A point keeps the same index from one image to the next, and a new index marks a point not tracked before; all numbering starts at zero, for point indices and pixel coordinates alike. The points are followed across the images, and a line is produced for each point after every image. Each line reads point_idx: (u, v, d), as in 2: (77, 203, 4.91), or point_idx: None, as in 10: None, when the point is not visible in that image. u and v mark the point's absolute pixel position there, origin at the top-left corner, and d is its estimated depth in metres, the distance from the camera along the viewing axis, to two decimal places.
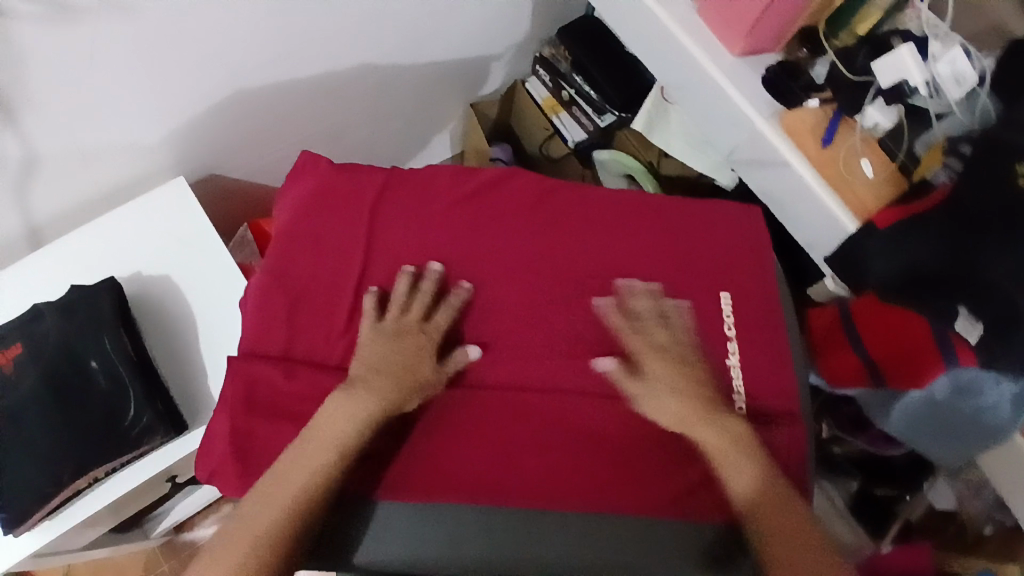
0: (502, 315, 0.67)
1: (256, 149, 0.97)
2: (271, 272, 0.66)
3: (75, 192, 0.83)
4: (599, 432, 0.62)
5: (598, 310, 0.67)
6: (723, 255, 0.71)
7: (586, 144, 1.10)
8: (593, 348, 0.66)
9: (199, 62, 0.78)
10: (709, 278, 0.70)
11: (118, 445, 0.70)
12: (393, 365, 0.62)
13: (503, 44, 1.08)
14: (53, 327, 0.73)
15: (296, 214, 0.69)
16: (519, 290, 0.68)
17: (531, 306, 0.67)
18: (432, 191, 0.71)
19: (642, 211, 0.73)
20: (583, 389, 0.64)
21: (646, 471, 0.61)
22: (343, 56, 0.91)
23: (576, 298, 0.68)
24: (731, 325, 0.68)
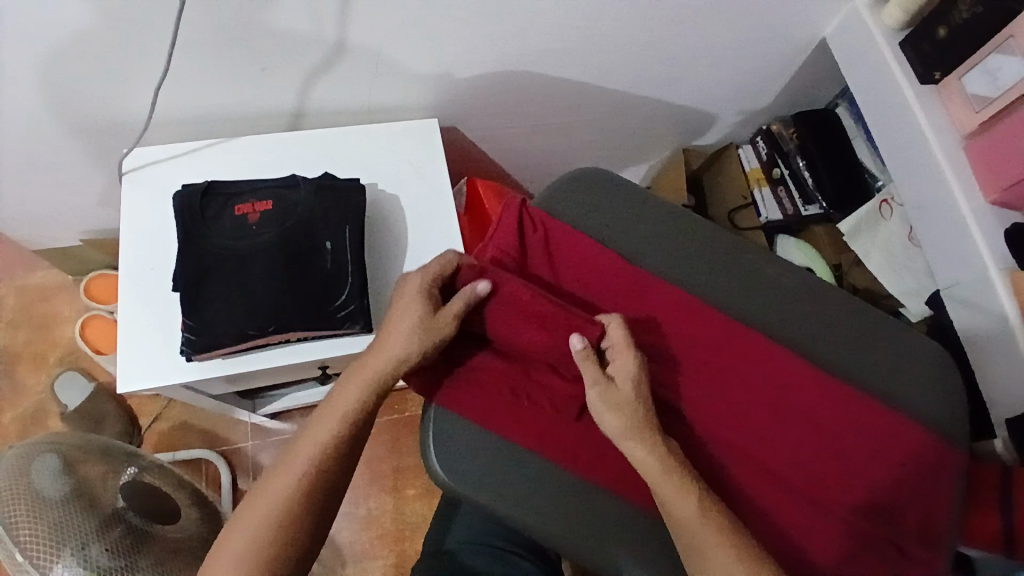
0: (698, 362, 0.72)
1: (498, 118, 1.02)
2: (496, 254, 0.73)
3: (347, 98, 0.92)
4: (752, 496, 0.68)
5: (790, 387, 0.71)
6: (915, 381, 0.74)
7: (775, 226, 1.12)
8: (772, 423, 0.70)
9: (496, 30, 0.84)
10: (893, 393, 0.74)
11: (323, 320, 0.78)
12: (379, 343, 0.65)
13: (736, 108, 1.12)
14: (303, 199, 0.81)
15: (506, 246, 0.73)
16: (719, 346, 0.72)
17: (724, 366, 0.72)
18: (665, 230, 0.78)
19: (853, 312, 0.76)
20: (748, 452, 0.69)
21: (787, 549, 0.66)
22: (613, 70, 0.97)
23: (771, 373, 0.71)
24: (909, 448, 0.70)
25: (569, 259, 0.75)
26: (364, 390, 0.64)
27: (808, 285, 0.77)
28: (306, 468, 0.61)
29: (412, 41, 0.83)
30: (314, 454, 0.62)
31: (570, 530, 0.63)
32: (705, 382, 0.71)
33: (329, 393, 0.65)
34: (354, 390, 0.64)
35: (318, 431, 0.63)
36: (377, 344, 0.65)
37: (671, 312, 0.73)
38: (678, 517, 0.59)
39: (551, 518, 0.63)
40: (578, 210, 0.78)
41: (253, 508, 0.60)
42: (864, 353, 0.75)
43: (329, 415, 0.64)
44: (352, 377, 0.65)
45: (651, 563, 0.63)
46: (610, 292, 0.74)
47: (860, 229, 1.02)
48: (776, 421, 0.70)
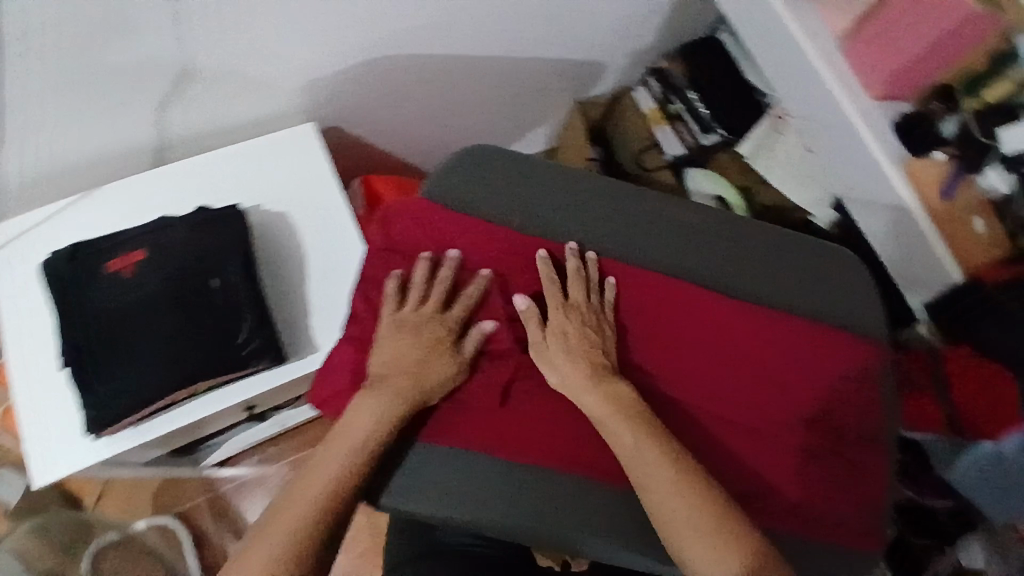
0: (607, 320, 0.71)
1: (380, 110, 0.97)
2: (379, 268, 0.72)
3: (210, 120, 0.85)
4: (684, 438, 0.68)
5: (703, 322, 0.71)
6: (826, 291, 0.75)
7: (682, 161, 1.10)
8: (691, 362, 0.71)
9: (352, 19, 0.79)
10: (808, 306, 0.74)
11: (227, 363, 0.73)
12: (428, 362, 0.67)
13: (623, 50, 1.09)
14: (180, 240, 0.75)
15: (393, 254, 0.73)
16: (624, 297, 0.72)
17: (633, 316, 0.72)
18: (561, 191, 0.76)
19: (754, 234, 0.76)
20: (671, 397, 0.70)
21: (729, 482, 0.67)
22: (487, 38, 0.92)
23: (683, 311, 0.71)
24: (826, 358, 0.71)
25: (453, 237, 0.72)
26: (350, 450, 0.63)
27: (711, 218, 0.77)
28: (301, 528, 0.59)
29: (265, 48, 0.77)
30: (302, 521, 0.59)
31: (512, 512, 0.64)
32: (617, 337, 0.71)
33: (319, 449, 0.64)
34: (370, 421, 0.64)
35: (296, 507, 0.60)
36: (406, 383, 0.66)
37: (572, 276, 0.72)
38: (665, 488, 0.60)
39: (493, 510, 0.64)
40: (461, 192, 0.75)
41: (262, 545, 0.58)
42: (772, 271, 0.75)
43: (346, 449, 0.63)
44: (375, 400, 0.64)
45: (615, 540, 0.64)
46: (504, 261, 0.72)
47: (760, 148, 1.03)
48: (696, 358, 0.71)
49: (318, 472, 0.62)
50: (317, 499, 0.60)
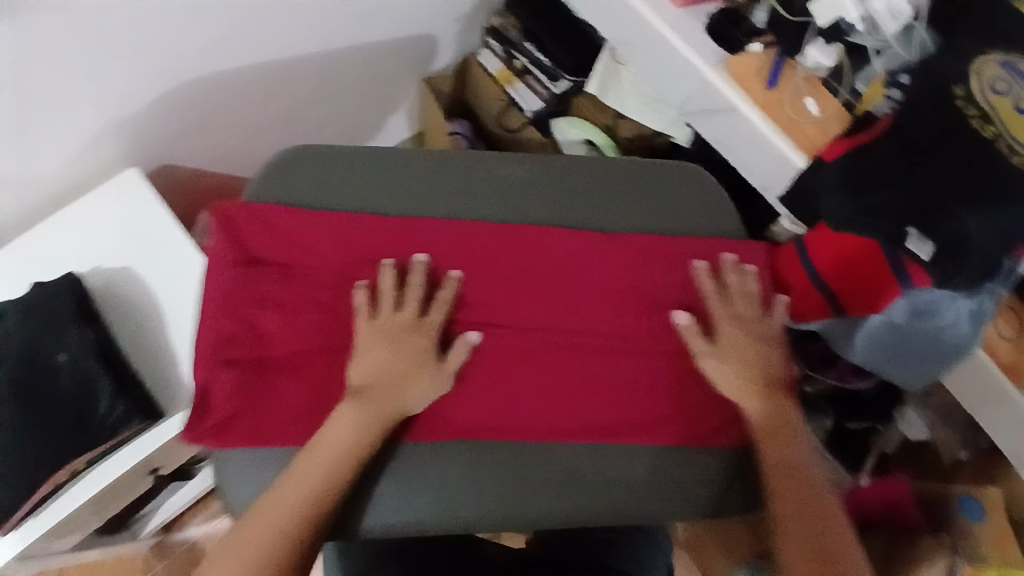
0: (479, 285, 0.70)
1: (207, 136, 0.93)
2: (226, 291, 0.67)
3: (23, 195, 0.81)
4: (585, 378, 0.69)
5: (577, 261, 0.71)
6: (685, 205, 0.75)
7: (543, 114, 1.10)
8: (572, 304, 0.70)
9: (131, 57, 0.74)
10: (675, 224, 0.74)
11: (95, 435, 0.71)
12: (410, 373, 0.66)
13: (449, 16, 1.06)
14: (15, 325, 0.72)
15: (233, 273, 0.67)
16: (489, 257, 0.71)
17: (505, 273, 0.70)
18: (390, 175, 0.73)
19: (604, 165, 0.76)
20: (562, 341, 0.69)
21: (642, 403, 0.68)
22: (292, 38, 0.89)
23: (552, 258, 0.71)
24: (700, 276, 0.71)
25: (298, 236, 0.69)
26: (328, 469, 0.61)
27: (547, 164, 0.75)
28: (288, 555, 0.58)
29: (48, 109, 0.73)
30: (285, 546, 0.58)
31: (417, 496, 0.66)
32: (485, 299, 0.70)
33: (289, 473, 0.61)
34: (352, 437, 0.63)
35: (268, 534, 0.58)
36: (384, 401, 0.64)
37: (432, 251, 0.70)
38: (761, 425, 0.67)
39: (408, 498, 0.66)
40: (291, 195, 0.71)
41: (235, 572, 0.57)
42: (631, 194, 0.74)
43: (326, 469, 0.61)
44: (349, 419, 0.63)
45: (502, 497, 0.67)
46: (356, 248, 0.69)
47: (607, 83, 1.00)
48: (576, 298, 0.70)
49: (300, 494, 0.60)
50: (296, 524, 0.59)
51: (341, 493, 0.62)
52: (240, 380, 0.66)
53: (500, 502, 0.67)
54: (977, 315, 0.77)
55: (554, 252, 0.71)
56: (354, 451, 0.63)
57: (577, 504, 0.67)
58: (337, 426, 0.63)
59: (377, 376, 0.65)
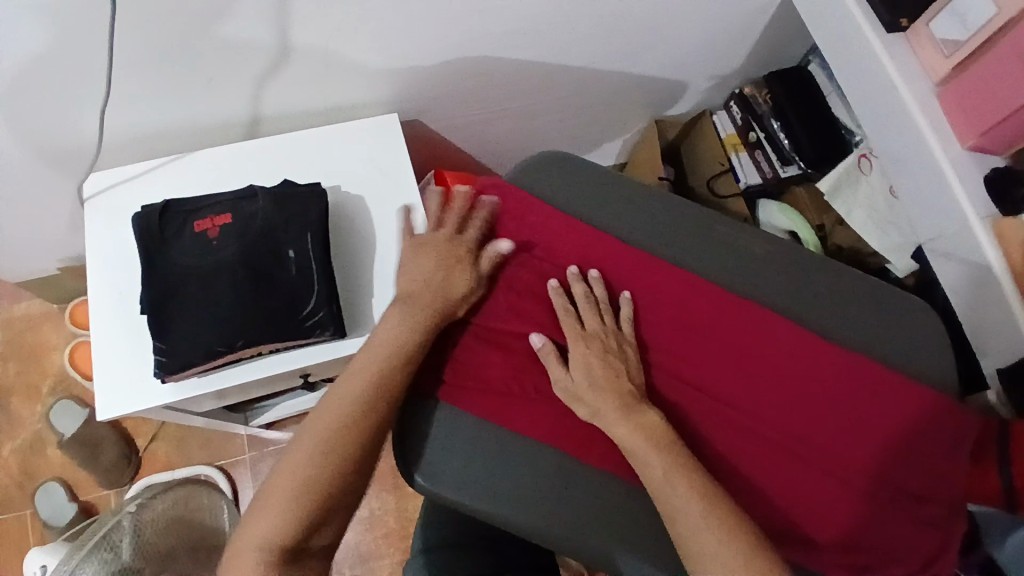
0: (682, 334, 0.74)
1: (460, 107, 0.99)
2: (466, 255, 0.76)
3: (300, 100, 0.89)
4: (752, 459, 0.70)
5: (778, 347, 0.73)
6: (901, 342, 0.76)
7: (755, 190, 1.10)
8: (764, 385, 0.73)
9: (447, 17, 0.81)
10: (881, 354, 0.75)
11: (291, 330, 0.77)
12: (444, 265, 0.72)
13: (704, 73, 1.09)
14: (263, 208, 0.79)
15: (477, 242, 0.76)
16: (700, 313, 0.74)
17: (707, 332, 0.74)
18: (641, 213, 0.80)
19: (835, 278, 0.78)
20: (744, 415, 0.71)
21: (801, 501, 0.68)
22: (572, 49, 0.94)
23: (755, 336, 0.74)
24: (897, 404, 0.72)
25: (545, 236, 0.78)
26: (372, 375, 0.66)
27: (785, 259, 0.78)
28: (320, 445, 0.64)
29: (362, 35, 0.80)
30: (324, 439, 0.64)
31: (560, 514, 0.66)
32: (685, 351, 0.74)
33: (345, 373, 0.68)
34: (393, 341, 0.68)
35: (316, 425, 0.65)
36: (420, 305, 0.70)
37: (651, 286, 0.75)
38: (696, 516, 0.61)
39: (546, 513, 0.66)
40: (553, 193, 0.80)
41: (293, 460, 0.64)
42: (850, 308, 0.77)
43: (367, 375, 0.66)
44: (400, 329, 0.68)
45: (645, 552, 0.65)
46: (590, 260, 0.77)
47: (840, 186, 0.99)
48: (769, 382, 0.73)
49: (346, 392, 0.66)
50: (337, 422, 0.65)
51: (379, 399, 0.66)
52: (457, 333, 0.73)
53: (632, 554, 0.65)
54: None
55: (762, 334, 0.74)
56: (393, 359, 0.67)
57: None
58: (386, 335, 0.68)
59: (434, 283, 0.71)
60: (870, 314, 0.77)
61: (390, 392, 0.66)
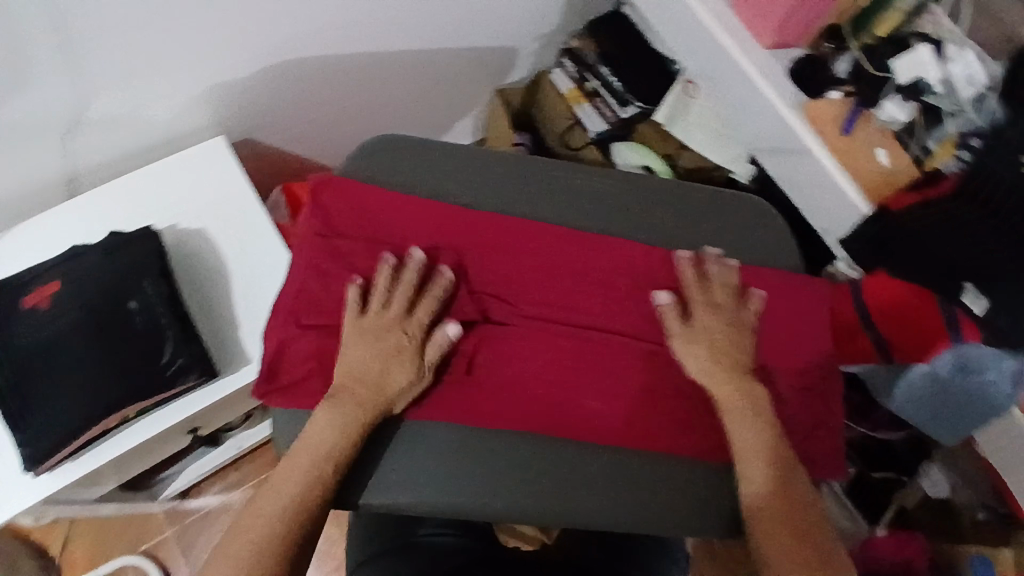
0: (553, 283, 0.74)
1: (292, 116, 0.96)
2: (313, 263, 0.70)
3: (114, 147, 0.83)
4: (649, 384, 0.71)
5: (645, 271, 0.75)
6: (752, 236, 0.80)
7: (606, 137, 1.11)
8: (644, 312, 0.74)
9: (245, 27, 0.78)
10: (737, 252, 0.79)
11: (154, 384, 0.73)
12: (382, 372, 0.66)
13: (531, 34, 1.10)
14: (95, 268, 0.74)
15: (320, 246, 0.70)
16: (564, 258, 0.75)
17: (576, 275, 0.75)
18: (478, 172, 0.77)
19: (679, 192, 0.81)
20: (632, 346, 0.73)
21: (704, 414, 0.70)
22: (389, 35, 0.93)
23: (622, 268, 0.75)
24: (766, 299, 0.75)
25: (393, 220, 0.73)
26: (313, 459, 0.61)
27: (633, 186, 0.80)
28: (262, 554, 0.56)
29: (161, 66, 0.76)
30: (262, 545, 0.56)
31: (470, 484, 0.67)
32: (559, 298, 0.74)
33: (274, 467, 0.61)
34: (328, 424, 0.63)
35: (249, 532, 0.57)
36: (362, 387, 0.65)
37: (515, 245, 0.74)
38: (746, 456, 0.64)
39: (460, 488, 0.66)
40: (388, 174, 0.76)
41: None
42: (701, 218, 0.79)
43: (309, 462, 0.61)
44: (330, 406, 0.63)
45: (561, 497, 0.67)
46: (445, 233, 0.73)
47: (675, 113, 1.04)
48: (646, 307, 0.74)
49: (280, 486, 0.59)
50: (276, 523, 0.57)
51: (326, 486, 0.61)
52: (322, 343, 0.68)
53: (548, 504, 0.67)
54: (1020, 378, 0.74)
55: (625, 262, 0.75)
56: (335, 439, 0.62)
57: (630, 512, 0.67)
58: (318, 420, 0.63)
59: (367, 373, 0.65)
60: (717, 219, 0.80)
61: (335, 472, 0.61)
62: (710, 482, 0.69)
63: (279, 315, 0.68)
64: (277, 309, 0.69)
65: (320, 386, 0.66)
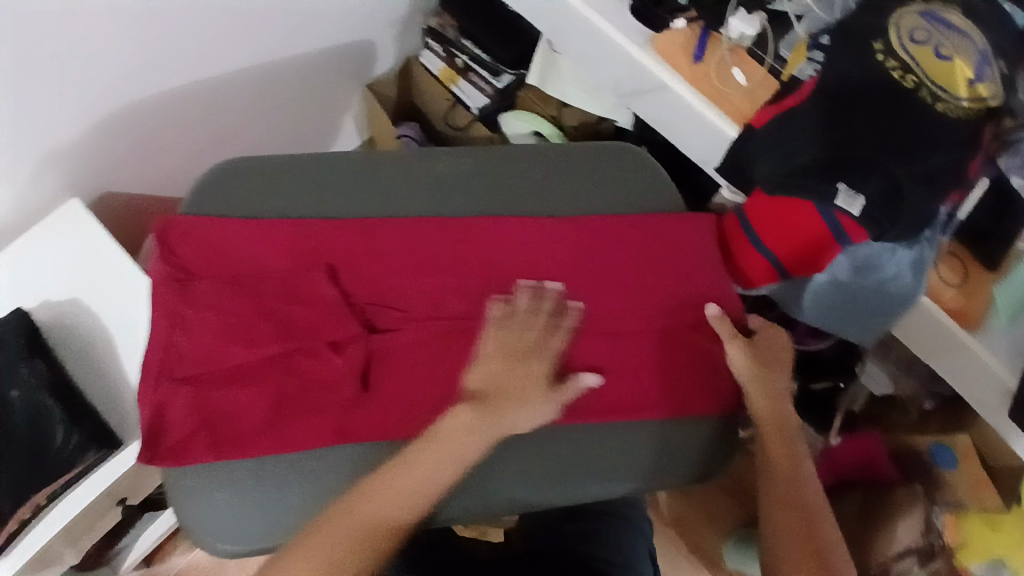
0: (430, 276, 0.71)
1: (149, 161, 0.92)
2: (174, 313, 0.65)
3: None
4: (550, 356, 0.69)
5: (521, 245, 0.73)
6: (626, 185, 0.78)
7: (489, 110, 1.10)
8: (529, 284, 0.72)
9: (58, 83, 0.74)
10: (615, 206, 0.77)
11: (54, 469, 0.71)
12: (521, 395, 0.66)
13: (384, 21, 1.07)
14: None
15: (178, 294, 0.66)
16: (437, 247, 0.72)
17: (452, 264, 0.72)
18: (326, 180, 0.73)
19: (545, 155, 0.78)
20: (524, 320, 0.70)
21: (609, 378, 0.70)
22: (224, 57, 0.89)
23: (499, 248, 0.73)
24: (648, 249, 0.75)
25: (252, 251, 0.69)
26: (398, 497, 0.60)
27: (496, 157, 0.78)
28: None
29: None
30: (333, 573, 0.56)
31: None
32: (440, 291, 0.71)
33: (358, 490, 0.60)
34: (461, 453, 0.62)
35: (320, 558, 0.57)
36: (490, 422, 0.64)
37: (382, 244, 0.72)
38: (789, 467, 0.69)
39: None
40: (236, 203, 0.72)
41: None
42: (571, 177, 0.77)
43: (401, 499, 0.60)
44: (478, 431, 0.63)
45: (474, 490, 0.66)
46: (308, 251, 0.70)
47: (547, 74, 1.02)
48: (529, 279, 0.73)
49: (362, 519, 0.58)
50: (355, 550, 0.58)
51: (405, 529, 0.60)
52: (198, 394, 0.63)
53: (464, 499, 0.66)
54: (916, 265, 0.78)
55: (499, 239, 0.73)
56: (433, 481, 0.61)
57: (566, 489, 0.67)
58: (445, 443, 0.62)
59: (508, 390, 0.66)
60: (587, 171, 0.77)
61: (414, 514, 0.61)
62: (623, 442, 0.69)
63: (150, 375, 0.64)
64: (147, 369, 0.65)
65: (207, 439, 0.62)
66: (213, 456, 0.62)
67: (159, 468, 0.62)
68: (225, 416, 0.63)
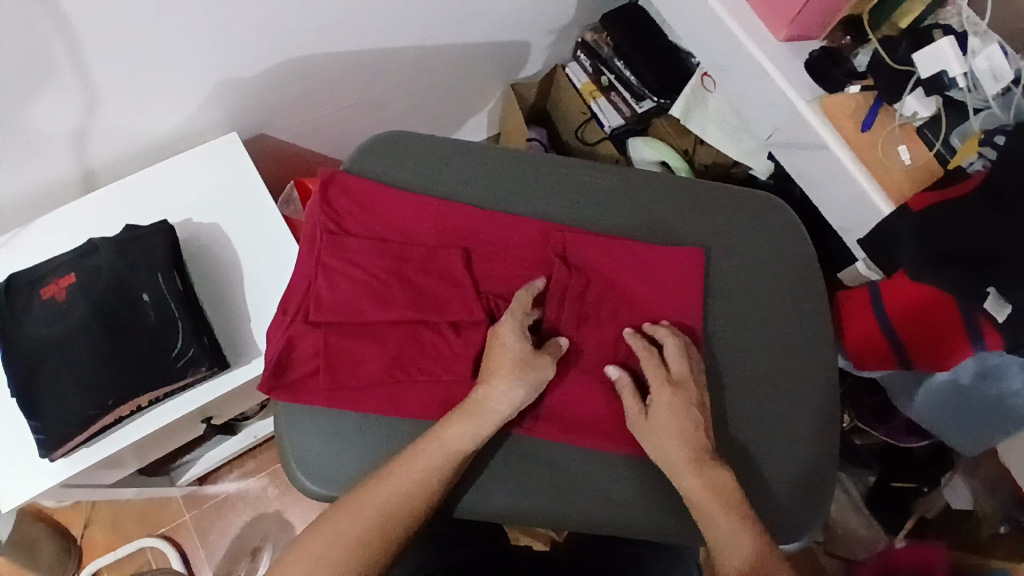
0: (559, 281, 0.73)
1: (303, 112, 0.97)
2: (322, 260, 0.71)
3: (131, 144, 0.85)
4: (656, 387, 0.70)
5: (654, 270, 0.73)
6: (768, 235, 0.77)
7: (622, 131, 1.11)
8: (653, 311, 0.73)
9: (252, 26, 0.78)
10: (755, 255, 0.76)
11: (165, 374, 0.74)
12: (661, 435, 0.65)
13: (544, 28, 1.09)
14: (107, 261, 0.76)
15: (328, 244, 0.71)
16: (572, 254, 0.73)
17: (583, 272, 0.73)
18: (483, 169, 0.77)
19: (693, 190, 0.78)
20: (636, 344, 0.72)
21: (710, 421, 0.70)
22: (398, 33, 0.92)
23: (631, 270, 0.73)
24: (777, 306, 0.74)
25: (401, 220, 0.74)
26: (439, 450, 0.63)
27: (643, 181, 0.78)
28: (379, 517, 0.60)
29: (173, 67, 0.77)
30: (377, 507, 0.61)
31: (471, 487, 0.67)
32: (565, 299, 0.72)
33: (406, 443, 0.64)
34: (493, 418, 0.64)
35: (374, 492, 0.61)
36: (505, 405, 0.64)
37: (522, 238, 0.74)
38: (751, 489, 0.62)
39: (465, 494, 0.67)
40: (397, 171, 0.76)
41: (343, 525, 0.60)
42: (715, 216, 0.77)
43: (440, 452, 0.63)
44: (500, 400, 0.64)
45: (562, 501, 0.67)
46: (451, 231, 0.74)
47: (691, 107, 1.01)
48: (655, 306, 0.73)
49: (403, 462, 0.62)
50: (399, 493, 0.61)
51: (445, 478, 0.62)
52: (327, 340, 0.69)
53: (550, 505, 0.66)
54: None
55: (631, 259, 0.74)
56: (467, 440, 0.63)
57: (649, 524, 0.67)
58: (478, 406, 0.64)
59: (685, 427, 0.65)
60: (731, 213, 0.77)
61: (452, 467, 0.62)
62: None
63: (290, 311, 0.70)
64: (288, 305, 0.70)
65: (324, 382, 0.67)
66: (330, 399, 0.67)
67: (279, 397, 0.68)
68: (345, 366, 0.68)
